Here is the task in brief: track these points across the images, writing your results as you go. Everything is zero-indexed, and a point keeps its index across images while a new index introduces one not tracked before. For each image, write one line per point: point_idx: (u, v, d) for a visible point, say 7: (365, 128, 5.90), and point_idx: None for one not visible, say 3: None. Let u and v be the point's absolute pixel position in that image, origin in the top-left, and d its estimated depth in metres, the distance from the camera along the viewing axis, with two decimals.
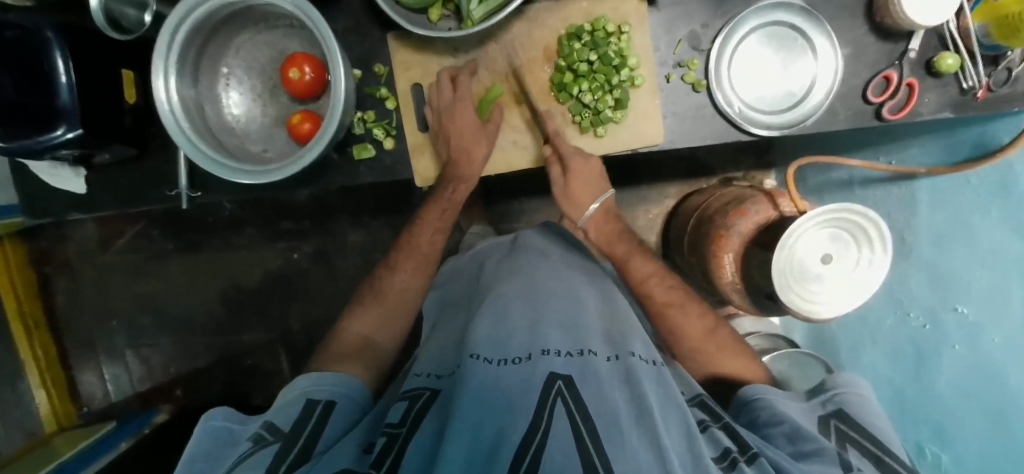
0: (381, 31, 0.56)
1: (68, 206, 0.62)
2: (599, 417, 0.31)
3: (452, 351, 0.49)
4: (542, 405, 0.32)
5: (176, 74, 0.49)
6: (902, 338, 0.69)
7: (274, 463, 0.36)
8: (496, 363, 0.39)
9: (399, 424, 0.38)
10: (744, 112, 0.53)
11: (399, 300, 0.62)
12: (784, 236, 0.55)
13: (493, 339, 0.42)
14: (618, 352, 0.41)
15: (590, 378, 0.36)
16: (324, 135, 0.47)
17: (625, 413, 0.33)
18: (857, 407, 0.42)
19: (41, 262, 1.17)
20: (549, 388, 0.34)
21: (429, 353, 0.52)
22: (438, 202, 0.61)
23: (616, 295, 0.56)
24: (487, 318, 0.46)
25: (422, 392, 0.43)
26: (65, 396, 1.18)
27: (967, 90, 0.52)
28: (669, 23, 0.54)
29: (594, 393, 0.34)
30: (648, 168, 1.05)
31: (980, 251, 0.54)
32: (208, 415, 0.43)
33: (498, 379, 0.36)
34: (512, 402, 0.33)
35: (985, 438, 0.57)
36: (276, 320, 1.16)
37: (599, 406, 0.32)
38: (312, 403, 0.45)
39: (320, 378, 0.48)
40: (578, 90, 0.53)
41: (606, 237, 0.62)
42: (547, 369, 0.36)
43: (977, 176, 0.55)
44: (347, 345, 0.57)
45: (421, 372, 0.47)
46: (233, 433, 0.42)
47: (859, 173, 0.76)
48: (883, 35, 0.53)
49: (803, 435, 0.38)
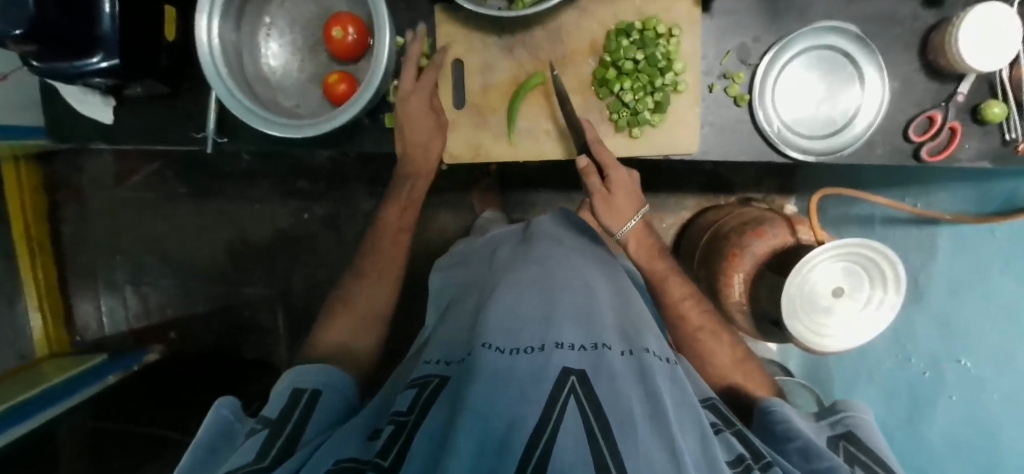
0: (429, 1, 0.55)
1: (92, 135, 0.62)
2: (613, 414, 0.31)
3: (462, 335, 0.48)
4: (555, 399, 0.33)
5: (220, 15, 0.49)
6: (900, 383, 0.68)
7: (260, 452, 0.37)
8: (508, 352, 0.39)
9: (407, 413, 0.39)
10: (782, 132, 0.53)
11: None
12: (797, 267, 0.54)
13: (505, 328, 0.42)
14: (633, 347, 0.41)
15: (603, 372, 0.36)
16: (359, 100, 0.47)
17: (639, 409, 0.33)
18: (865, 432, 0.42)
19: (54, 188, 1.17)
20: (563, 383, 0.34)
21: (438, 338, 0.52)
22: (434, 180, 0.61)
23: (627, 286, 0.56)
24: (499, 305, 0.46)
25: (431, 379, 0.43)
26: (61, 322, 1.19)
27: (1008, 141, 0.51)
28: (720, 32, 0.53)
29: (608, 389, 0.34)
30: (667, 177, 1.04)
31: (997, 303, 0.54)
32: (219, 403, 0.43)
33: (509, 370, 0.36)
34: (524, 393, 0.33)
35: None
36: (279, 278, 1.17)
37: (612, 403, 0.32)
38: (298, 393, 0.46)
39: (307, 371, 0.49)
40: (620, 87, 0.52)
41: (645, 254, 0.59)
42: (560, 364, 0.36)
43: (1003, 229, 0.54)
44: None
45: (432, 359, 0.48)
46: (234, 428, 0.42)
47: (881, 211, 0.75)
48: (934, 74, 0.52)
49: (816, 451, 0.38)
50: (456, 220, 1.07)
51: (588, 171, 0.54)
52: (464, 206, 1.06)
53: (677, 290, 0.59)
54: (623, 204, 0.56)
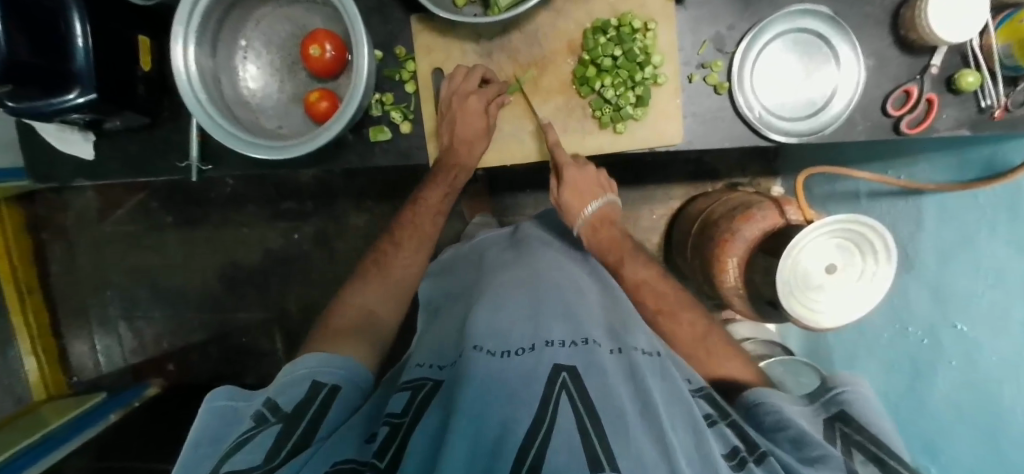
0: (404, 13, 0.55)
1: (74, 173, 0.62)
2: (605, 411, 0.31)
3: (451, 343, 0.49)
4: (547, 398, 0.33)
5: (195, 41, 0.48)
6: (900, 351, 0.69)
7: (271, 452, 0.36)
8: (498, 355, 0.39)
9: (401, 414, 0.39)
10: (764, 117, 0.53)
11: (396, 278, 0.61)
12: (789, 247, 0.55)
13: (495, 329, 0.43)
14: (622, 344, 0.42)
15: (594, 369, 0.37)
16: (341, 118, 0.47)
17: (631, 409, 0.33)
18: (858, 408, 0.43)
19: (39, 229, 1.16)
20: (554, 380, 0.35)
21: (427, 345, 0.52)
22: (440, 187, 0.60)
23: (612, 285, 0.57)
24: (490, 307, 0.47)
25: (424, 383, 0.43)
26: (56, 363, 1.17)
27: (984, 109, 0.52)
28: (695, 22, 0.53)
29: (599, 386, 0.34)
30: (654, 169, 1.05)
31: (983, 269, 0.54)
32: (212, 394, 0.43)
33: (499, 371, 0.36)
34: (514, 394, 0.34)
35: (970, 451, 0.58)
36: (273, 300, 1.16)
37: (603, 398, 0.33)
38: (316, 386, 0.44)
39: (325, 360, 0.47)
40: (601, 85, 0.53)
41: (606, 242, 0.60)
42: (551, 362, 0.37)
43: (987, 194, 0.55)
44: (349, 318, 0.56)
45: (424, 363, 0.47)
46: (238, 411, 0.42)
47: (866, 186, 0.77)
48: (906, 48, 0.53)
49: (808, 440, 0.37)
50: (446, 229, 1.07)
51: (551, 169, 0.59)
52: (453, 213, 1.06)
53: (632, 276, 0.58)
54: (587, 198, 0.59)
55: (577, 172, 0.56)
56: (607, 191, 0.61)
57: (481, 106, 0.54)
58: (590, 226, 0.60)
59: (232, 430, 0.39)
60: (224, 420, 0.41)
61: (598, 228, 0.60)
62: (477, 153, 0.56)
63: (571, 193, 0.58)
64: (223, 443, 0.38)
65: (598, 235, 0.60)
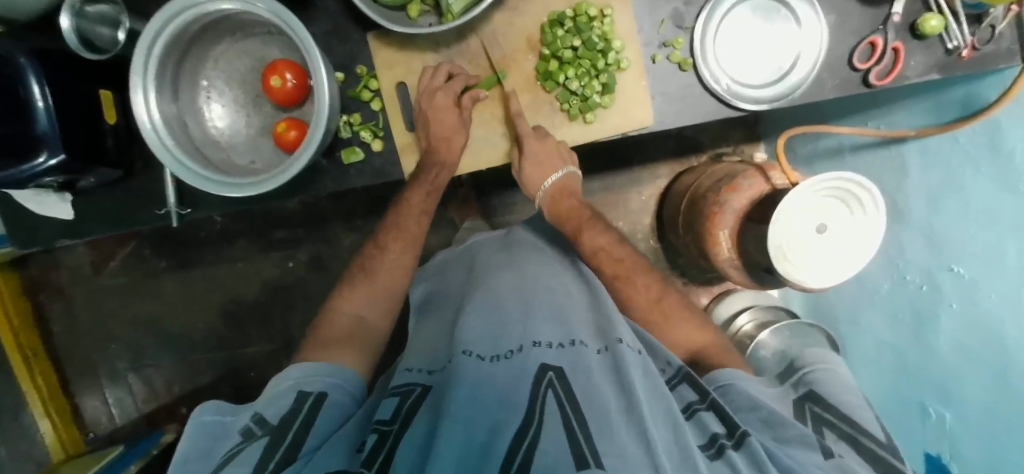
0: (360, 30, 0.55)
1: (57, 234, 0.61)
2: (590, 407, 0.34)
3: (442, 347, 0.51)
4: (534, 397, 0.35)
5: (155, 89, 0.48)
6: (903, 302, 0.67)
7: (259, 465, 0.36)
8: (487, 359, 0.41)
9: (390, 420, 0.40)
10: (732, 88, 0.53)
11: (384, 289, 0.61)
12: (779, 210, 0.55)
13: (482, 335, 0.45)
14: (608, 342, 0.44)
15: (579, 369, 0.39)
16: (311, 142, 0.46)
17: (615, 405, 0.35)
18: (826, 386, 0.46)
19: (36, 291, 1.16)
20: (541, 378, 0.37)
21: (417, 348, 0.55)
22: (420, 187, 0.58)
23: (598, 286, 0.57)
24: (478, 311, 0.49)
25: (413, 388, 0.44)
26: (70, 421, 1.17)
27: (951, 50, 0.52)
28: (651, 2, 0.53)
29: (584, 384, 0.36)
30: (637, 151, 1.05)
31: (972, 209, 0.53)
32: (200, 409, 0.43)
33: (488, 374, 0.39)
34: (506, 394, 0.36)
35: (979, 405, 0.54)
36: (278, 331, 1.16)
37: (588, 397, 0.35)
38: (303, 395, 0.45)
39: (316, 369, 0.48)
40: (565, 77, 0.53)
41: (562, 212, 0.62)
42: (538, 361, 0.40)
43: (967, 134, 0.54)
44: (339, 327, 0.57)
45: (413, 367, 0.49)
46: (226, 426, 0.41)
47: (848, 140, 0.77)
48: (867, 0, 0.52)
49: (780, 420, 0.40)
50: (438, 237, 1.06)
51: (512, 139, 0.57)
52: (443, 221, 1.06)
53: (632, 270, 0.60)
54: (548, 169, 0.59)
55: (537, 144, 0.55)
56: (568, 162, 0.61)
57: (450, 102, 0.53)
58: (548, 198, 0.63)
59: (220, 444, 0.40)
60: (212, 437, 0.41)
61: (557, 199, 0.63)
62: (457, 147, 0.56)
63: (533, 166, 0.57)
64: (210, 461, 0.38)
65: (558, 203, 0.63)
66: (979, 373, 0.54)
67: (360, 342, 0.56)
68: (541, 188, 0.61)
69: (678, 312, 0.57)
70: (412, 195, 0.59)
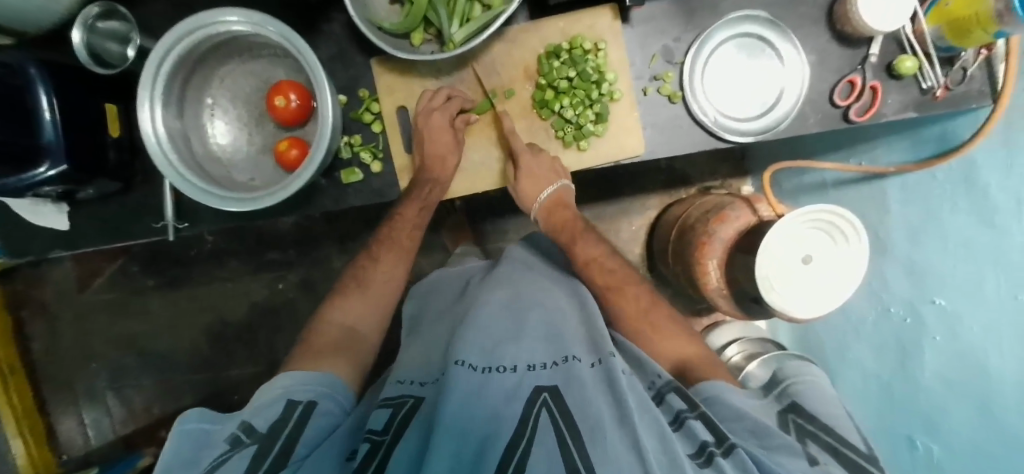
0: (364, 56, 0.57)
1: (50, 245, 0.61)
2: (582, 421, 0.35)
3: (437, 360, 0.51)
4: (527, 417, 0.36)
5: (162, 103, 0.49)
6: (888, 333, 0.68)
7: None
8: (480, 370, 0.42)
9: (382, 431, 0.40)
10: (718, 121, 0.56)
11: (374, 310, 0.61)
12: (763, 242, 0.56)
13: (478, 346, 0.45)
14: (600, 355, 0.44)
15: (574, 384, 0.39)
16: (312, 163, 0.48)
17: (608, 417, 0.35)
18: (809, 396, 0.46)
19: (17, 306, 1.14)
20: (534, 400, 0.38)
21: (411, 359, 0.54)
22: (413, 202, 0.58)
23: (592, 300, 0.58)
24: (471, 326, 0.49)
25: (406, 400, 0.45)
26: (43, 445, 1.14)
27: (927, 89, 0.55)
28: (643, 38, 0.56)
29: (578, 399, 0.37)
30: (628, 182, 1.07)
31: (948, 241, 0.55)
32: (182, 417, 0.41)
33: (482, 387, 0.39)
34: (498, 410, 0.37)
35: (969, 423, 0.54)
36: (264, 353, 1.14)
37: (582, 411, 0.36)
38: (292, 404, 0.45)
39: (304, 378, 0.48)
40: (560, 106, 0.55)
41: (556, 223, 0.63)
42: (532, 384, 0.40)
43: (944, 171, 0.56)
44: (328, 336, 0.57)
45: (404, 380, 0.49)
46: (211, 435, 0.41)
47: (831, 176, 0.79)
48: (845, 42, 0.55)
49: (767, 430, 0.40)
50: (430, 262, 1.07)
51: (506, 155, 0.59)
52: (435, 245, 1.06)
53: (629, 298, 0.59)
54: (542, 183, 0.58)
55: (532, 159, 0.56)
56: (561, 176, 0.58)
57: (446, 123, 0.55)
58: (544, 209, 0.62)
59: (204, 455, 0.39)
60: (196, 445, 0.40)
61: (553, 211, 0.62)
62: (452, 166, 0.57)
63: (527, 179, 0.57)
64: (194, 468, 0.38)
65: (553, 216, 0.63)
66: (963, 403, 0.55)
67: (353, 349, 0.56)
68: (538, 202, 0.60)
69: (673, 335, 0.57)
70: (405, 210, 0.59)
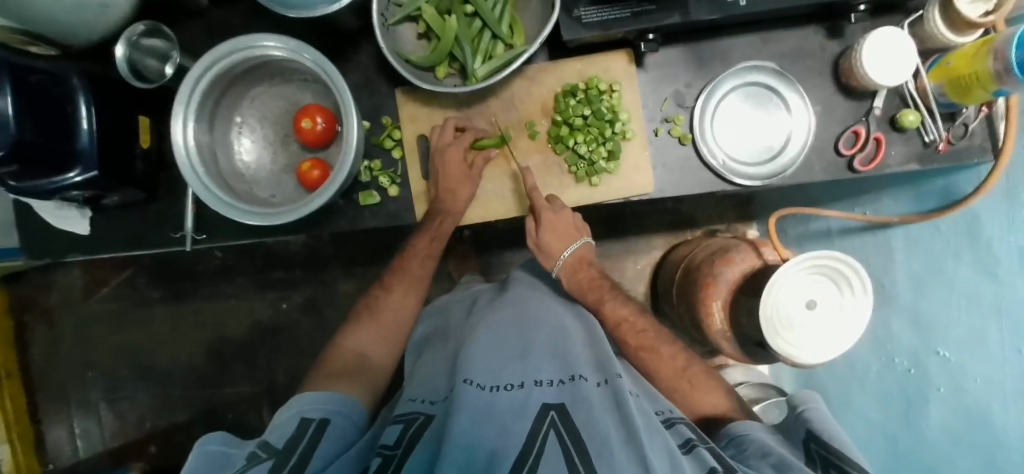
0: (390, 86, 0.60)
1: (69, 249, 0.63)
2: (591, 442, 0.35)
3: (443, 379, 0.52)
4: (536, 433, 0.37)
5: (194, 119, 0.52)
6: (892, 382, 0.68)
7: None
8: (487, 389, 0.42)
9: (394, 446, 0.40)
10: (727, 163, 0.57)
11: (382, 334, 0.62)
12: (769, 284, 0.57)
13: (485, 366, 0.46)
14: (607, 375, 0.45)
15: (580, 402, 0.40)
16: (334, 182, 0.49)
17: (615, 436, 0.36)
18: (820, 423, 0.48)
19: (23, 310, 1.16)
20: (543, 418, 0.38)
21: (420, 378, 0.55)
22: (427, 232, 0.60)
23: (597, 326, 0.58)
24: (480, 344, 0.50)
25: (417, 416, 0.45)
26: (31, 452, 1.13)
27: (929, 143, 0.57)
28: (655, 82, 0.59)
29: (584, 418, 0.37)
30: (634, 221, 1.09)
31: (955, 292, 0.55)
32: (203, 440, 0.41)
33: (489, 405, 0.40)
34: (507, 426, 0.38)
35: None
36: (261, 372, 1.13)
37: (590, 431, 0.36)
38: (305, 422, 0.45)
39: (316, 398, 0.48)
40: (574, 142, 0.57)
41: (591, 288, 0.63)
42: (540, 400, 0.41)
43: (946, 222, 0.57)
44: (332, 358, 0.58)
45: (415, 398, 0.50)
46: (230, 457, 0.40)
47: (835, 224, 0.81)
48: (850, 94, 0.58)
49: (788, 464, 0.39)
50: (435, 290, 1.08)
51: (529, 212, 0.60)
52: (441, 274, 1.07)
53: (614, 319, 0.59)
54: (566, 242, 0.61)
55: (554, 214, 0.58)
56: (583, 233, 0.63)
57: (462, 156, 0.57)
58: (568, 267, 0.64)
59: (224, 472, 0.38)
60: (217, 467, 0.39)
61: (577, 268, 0.64)
62: (465, 197, 0.58)
63: (552, 236, 0.60)
64: None
65: (577, 274, 0.64)
66: (966, 451, 0.54)
67: (362, 373, 0.56)
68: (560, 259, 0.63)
69: (670, 355, 0.57)
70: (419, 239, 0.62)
